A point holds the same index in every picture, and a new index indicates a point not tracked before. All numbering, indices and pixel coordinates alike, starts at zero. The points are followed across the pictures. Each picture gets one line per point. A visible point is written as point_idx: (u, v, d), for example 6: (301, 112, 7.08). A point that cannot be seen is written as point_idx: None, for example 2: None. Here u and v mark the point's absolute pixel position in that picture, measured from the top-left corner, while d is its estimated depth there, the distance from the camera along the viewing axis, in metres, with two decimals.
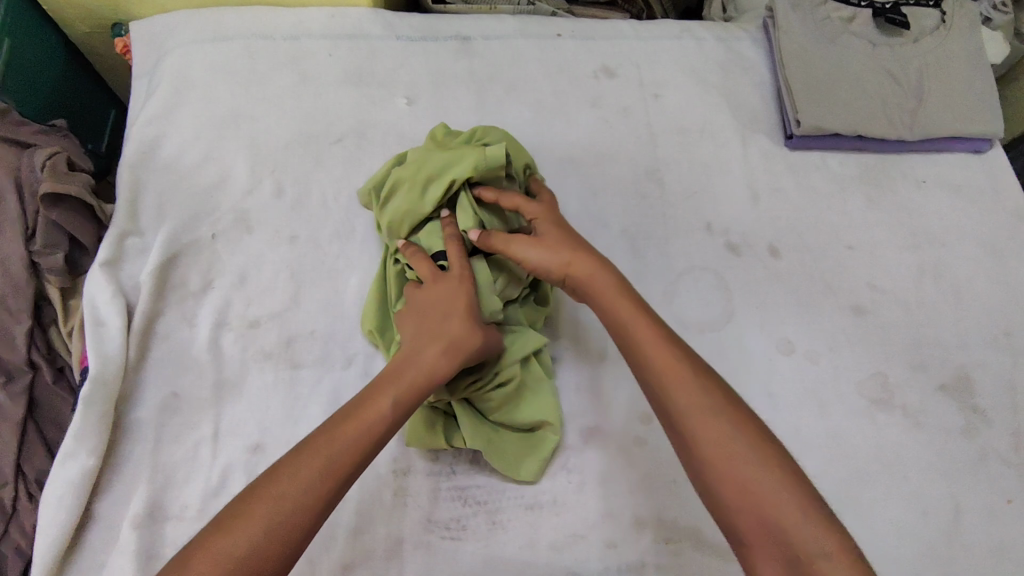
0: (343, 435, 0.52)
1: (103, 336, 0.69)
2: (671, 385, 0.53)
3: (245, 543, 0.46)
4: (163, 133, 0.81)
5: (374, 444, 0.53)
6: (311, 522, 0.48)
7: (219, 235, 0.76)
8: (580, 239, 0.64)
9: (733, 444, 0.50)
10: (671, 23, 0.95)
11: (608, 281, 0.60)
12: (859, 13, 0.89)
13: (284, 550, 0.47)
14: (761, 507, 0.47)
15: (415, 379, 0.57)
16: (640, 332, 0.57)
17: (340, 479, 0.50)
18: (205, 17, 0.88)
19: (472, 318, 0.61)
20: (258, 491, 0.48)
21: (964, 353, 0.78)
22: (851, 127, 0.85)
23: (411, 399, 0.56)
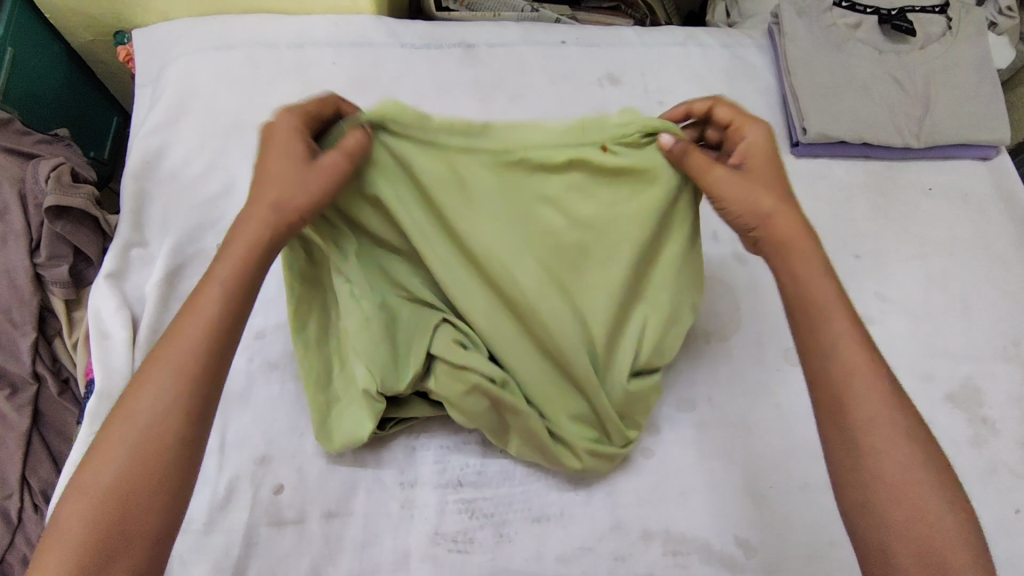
0: (183, 341, 0.49)
1: (108, 348, 0.69)
2: (852, 385, 0.51)
3: (109, 473, 0.45)
4: (167, 142, 0.81)
5: (215, 341, 0.50)
6: (176, 430, 0.47)
7: None
8: (788, 188, 0.60)
9: (893, 429, 0.50)
10: (675, 30, 0.94)
11: (805, 242, 0.57)
12: (864, 19, 0.89)
13: (159, 466, 0.46)
14: (909, 513, 0.47)
15: (242, 262, 0.53)
16: (830, 319, 0.54)
17: (192, 378, 0.48)
18: (208, 25, 0.88)
19: (280, 184, 0.54)
20: (111, 423, 0.47)
21: (971, 362, 0.78)
22: (858, 135, 0.84)
23: (243, 282, 0.52)
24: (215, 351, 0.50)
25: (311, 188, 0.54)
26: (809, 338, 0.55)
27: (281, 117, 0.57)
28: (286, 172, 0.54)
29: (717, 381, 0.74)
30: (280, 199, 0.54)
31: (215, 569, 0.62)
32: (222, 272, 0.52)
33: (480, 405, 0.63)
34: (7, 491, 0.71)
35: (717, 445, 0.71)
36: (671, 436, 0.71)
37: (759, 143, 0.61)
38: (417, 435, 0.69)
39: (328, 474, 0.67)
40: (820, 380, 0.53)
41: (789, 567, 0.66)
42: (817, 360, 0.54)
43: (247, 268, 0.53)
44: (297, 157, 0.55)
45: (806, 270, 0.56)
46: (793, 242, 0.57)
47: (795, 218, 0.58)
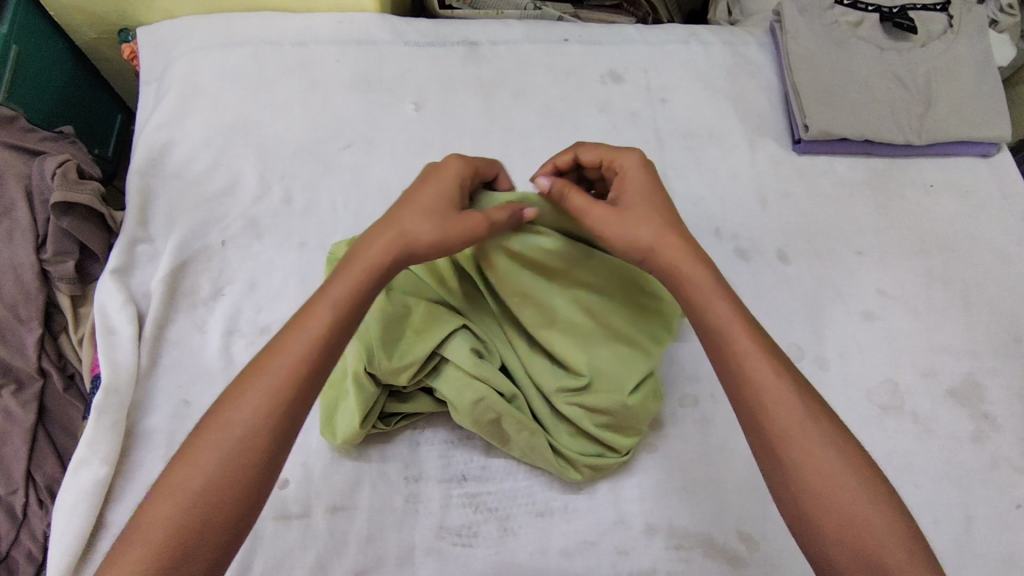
0: (293, 349, 0.50)
1: (114, 344, 0.69)
2: (769, 402, 0.50)
3: (203, 472, 0.45)
4: (171, 139, 0.81)
5: (322, 356, 0.50)
6: (266, 441, 0.47)
7: (228, 242, 0.77)
8: (670, 213, 0.58)
9: (814, 438, 0.49)
10: (678, 28, 0.95)
11: (690, 264, 0.55)
12: (866, 17, 0.89)
13: (250, 469, 0.46)
14: (854, 528, 0.46)
15: (359, 280, 0.53)
16: (732, 332, 0.53)
17: (291, 391, 0.48)
18: (213, 23, 0.88)
19: (421, 214, 0.55)
20: (209, 422, 0.48)
21: (972, 358, 0.78)
22: (860, 133, 0.85)
23: (356, 300, 0.52)
24: (318, 366, 0.50)
25: (460, 232, 0.55)
26: (719, 359, 0.53)
27: (450, 159, 0.59)
28: (427, 206, 0.55)
29: (720, 377, 0.74)
30: (407, 225, 0.54)
31: None
32: (337, 288, 0.52)
33: (484, 413, 0.63)
34: (12, 487, 0.72)
35: (719, 440, 0.71)
36: (675, 431, 0.71)
37: (636, 172, 0.60)
38: (421, 430, 0.70)
39: (333, 469, 0.67)
40: (740, 402, 0.52)
41: (791, 561, 0.66)
42: (734, 385, 0.52)
43: (365, 287, 0.53)
44: (451, 196, 0.56)
45: (704, 286, 0.55)
46: (676, 265, 0.56)
47: (677, 241, 0.56)
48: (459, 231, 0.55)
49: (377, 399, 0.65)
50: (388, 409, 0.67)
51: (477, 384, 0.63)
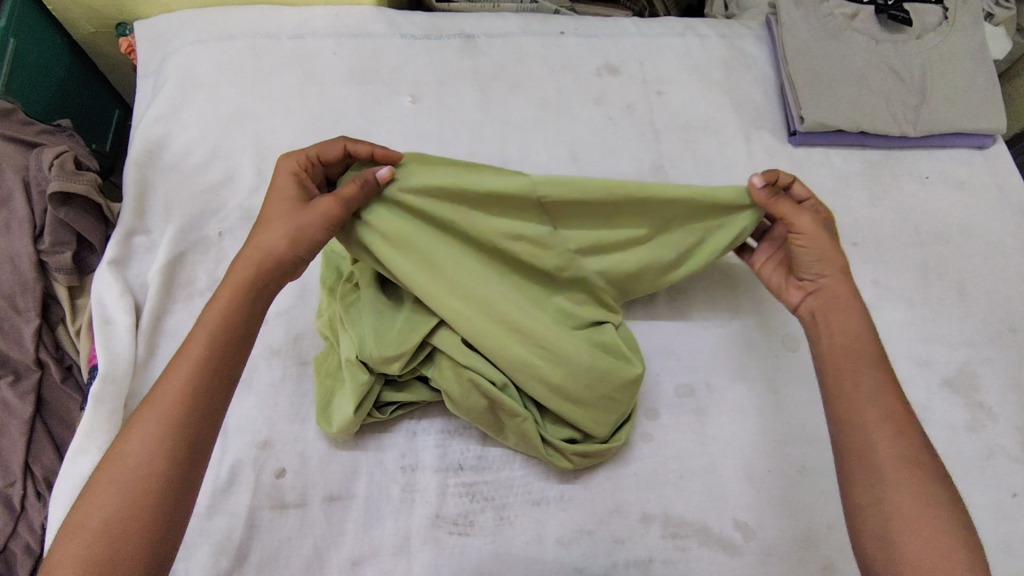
0: (174, 381, 0.50)
1: (111, 334, 0.69)
2: (882, 426, 0.53)
3: (106, 504, 0.45)
4: (169, 131, 0.82)
5: (207, 378, 0.51)
6: (165, 466, 0.47)
7: (225, 233, 0.77)
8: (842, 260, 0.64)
9: (914, 465, 0.51)
10: (674, 21, 0.95)
11: (854, 303, 0.61)
12: (862, 9, 0.88)
13: (153, 494, 0.46)
14: (920, 541, 0.48)
15: (231, 300, 0.55)
16: (859, 363, 0.57)
17: (182, 415, 0.49)
18: (210, 16, 0.89)
19: (269, 229, 0.58)
20: (107, 459, 0.48)
21: (968, 348, 0.78)
22: (855, 124, 0.85)
23: (228, 320, 0.54)
24: (208, 388, 0.51)
25: (311, 221, 0.58)
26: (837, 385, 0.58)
27: (280, 165, 0.61)
28: (277, 208, 0.59)
29: (716, 366, 0.75)
30: (261, 242, 0.57)
31: (218, 551, 0.63)
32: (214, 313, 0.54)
33: (476, 400, 0.64)
34: (10, 478, 0.72)
35: (715, 429, 0.71)
36: (670, 420, 0.72)
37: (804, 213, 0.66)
38: (418, 420, 0.70)
39: (330, 459, 0.67)
40: (849, 421, 0.55)
41: (787, 550, 0.66)
42: (843, 409, 0.56)
43: (240, 302, 0.55)
44: (289, 201, 0.59)
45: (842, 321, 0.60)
46: (830, 305, 0.62)
47: (846, 288, 0.62)
48: (311, 219, 0.58)
49: (373, 389, 0.65)
50: (384, 398, 0.67)
51: (467, 373, 0.63)
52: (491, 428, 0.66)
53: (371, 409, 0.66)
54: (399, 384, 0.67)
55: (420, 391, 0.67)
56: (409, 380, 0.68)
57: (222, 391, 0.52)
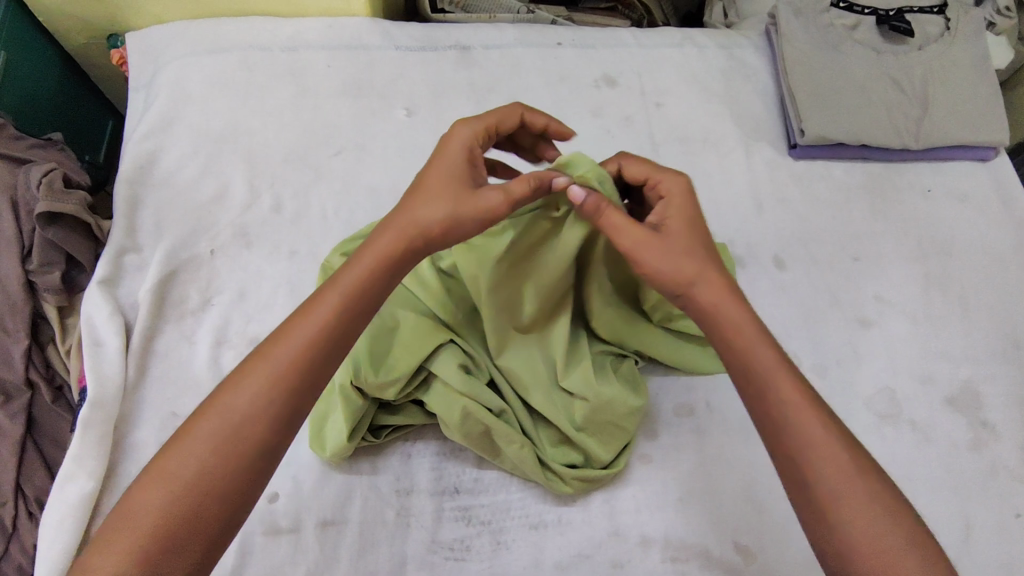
0: (293, 342, 0.48)
1: (101, 356, 0.68)
2: (803, 443, 0.47)
3: (199, 456, 0.44)
4: (160, 146, 0.81)
5: (326, 348, 0.48)
6: (267, 429, 0.46)
7: (217, 251, 0.76)
8: (712, 247, 0.55)
9: (852, 477, 0.46)
10: (672, 31, 0.94)
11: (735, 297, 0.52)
12: (862, 20, 0.87)
13: (246, 458, 0.45)
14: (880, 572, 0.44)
15: (368, 270, 0.50)
16: (764, 364, 0.50)
17: (297, 381, 0.47)
18: (202, 30, 0.88)
19: (438, 198, 0.52)
20: (211, 403, 0.46)
21: (970, 365, 0.77)
22: (856, 137, 0.84)
23: (362, 292, 0.50)
24: (323, 361, 0.48)
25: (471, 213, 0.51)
26: (760, 405, 0.50)
27: (460, 132, 0.55)
28: (440, 182, 0.52)
29: (716, 386, 0.74)
30: (418, 215, 0.51)
31: None
32: (347, 280, 0.50)
33: (470, 427, 0.63)
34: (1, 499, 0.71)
35: (715, 449, 0.71)
36: (669, 441, 0.71)
37: (685, 209, 0.56)
38: (413, 442, 0.69)
39: (323, 482, 0.66)
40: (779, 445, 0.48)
41: (788, 572, 0.65)
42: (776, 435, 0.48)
43: (375, 274, 0.50)
44: (462, 172, 0.53)
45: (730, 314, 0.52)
46: (713, 303, 0.52)
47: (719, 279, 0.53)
48: (475, 211, 0.51)
49: (366, 414, 0.65)
50: (377, 422, 0.66)
51: (460, 403, 0.62)
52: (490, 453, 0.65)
53: (364, 434, 0.66)
54: (393, 408, 0.67)
55: (414, 415, 0.67)
56: (404, 404, 0.67)
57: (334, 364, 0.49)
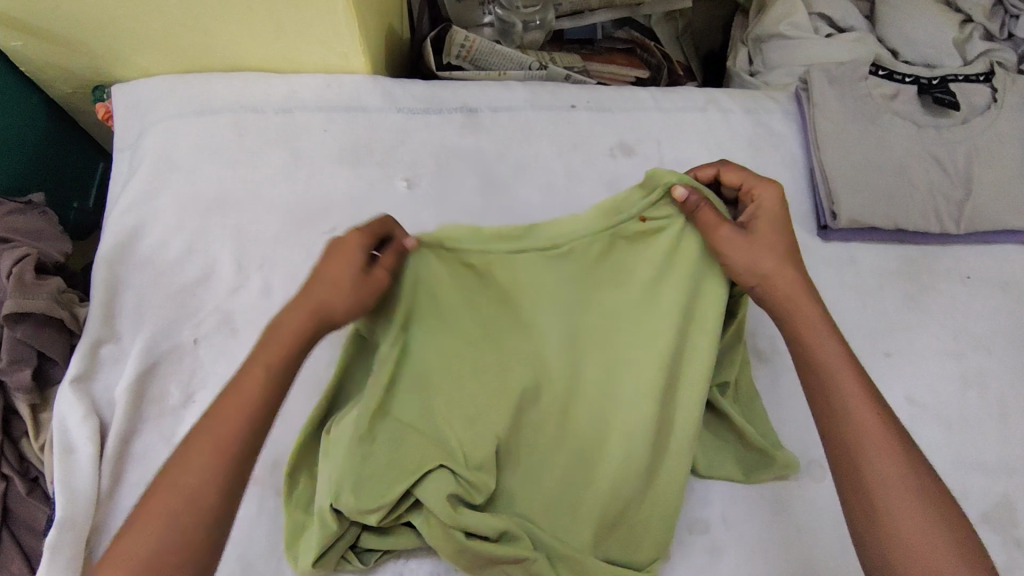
0: (214, 430, 0.51)
1: (71, 464, 0.63)
2: (862, 436, 0.53)
3: (144, 549, 0.46)
4: (143, 220, 0.76)
5: (250, 424, 0.52)
6: (205, 513, 0.48)
7: (200, 340, 0.71)
8: (793, 248, 0.61)
9: (900, 474, 0.51)
10: (695, 93, 0.87)
11: (805, 299, 0.58)
12: (902, 90, 0.80)
13: (193, 545, 0.47)
14: (921, 560, 0.48)
15: (285, 350, 0.55)
16: (834, 363, 0.56)
17: (229, 464, 0.50)
18: (192, 88, 0.83)
19: (335, 285, 0.56)
20: (149, 500, 0.49)
21: (1010, 478, 0.71)
22: (891, 220, 0.77)
23: (286, 377, 0.55)
24: (247, 440, 0.51)
25: (365, 292, 0.56)
26: (818, 385, 0.56)
27: (350, 233, 0.59)
28: (340, 277, 0.56)
29: (733, 499, 0.69)
30: (320, 302, 0.56)
31: None
32: (264, 355, 0.55)
33: (465, 556, 0.58)
34: None
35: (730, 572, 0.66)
36: (681, 562, 0.66)
37: (771, 215, 0.61)
38: (405, 561, 0.64)
39: None
40: (833, 432, 0.54)
41: None
42: (828, 413, 0.55)
43: (293, 352, 0.55)
44: (348, 260, 0.57)
45: (806, 317, 0.58)
46: (790, 304, 0.59)
47: (792, 280, 0.59)
48: (357, 289, 0.56)
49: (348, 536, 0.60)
50: (362, 544, 0.62)
51: (456, 530, 0.57)
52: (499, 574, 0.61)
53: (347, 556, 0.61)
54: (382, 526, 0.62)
55: (406, 536, 0.62)
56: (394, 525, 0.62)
57: (260, 439, 0.52)
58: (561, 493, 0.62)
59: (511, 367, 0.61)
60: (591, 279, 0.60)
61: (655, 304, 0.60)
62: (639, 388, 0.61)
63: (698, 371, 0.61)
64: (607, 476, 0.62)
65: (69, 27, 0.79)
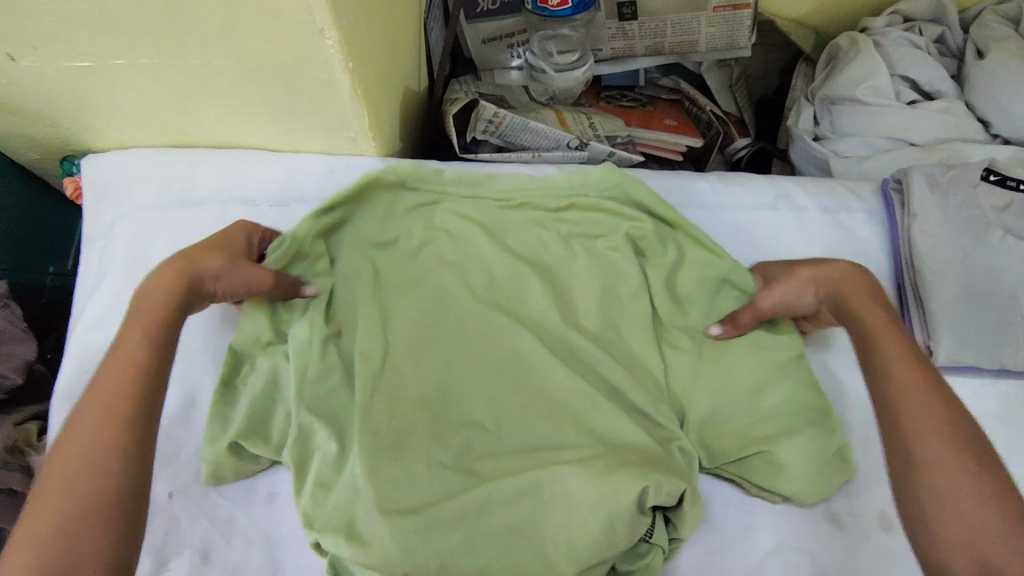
0: (110, 381, 0.48)
1: None
2: (905, 391, 0.50)
3: (56, 509, 0.42)
4: (113, 338, 0.65)
5: (144, 374, 0.49)
6: (119, 449, 0.45)
7: (177, 493, 0.59)
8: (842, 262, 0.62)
9: (944, 425, 0.48)
10: (763, 184, 0.74)
11: (862, 285, 0.58)
12: (1017, 198, 0.68)
13: (108, 492, 0.44)
14: (959, 510, 0.45)
15: (160, 312, 0.53)
16: (882, 334, 0.54)
17: (130, 408, 0.47)
18: (172, 170, 0.71)
19: (211, 255, 0.57)
20: (51, 463, 0.45)
21: None
22: (997, 361, 0.65)
23: (167, 328, 0.52)
24: (148, 389, 0.49)
25: (241, 274, 0.57)
26: (863, 350, 0.55)
27: (236, 224, 0.63)
28: (220, 241, 0.59)
29: None
30: (202, 273, 0.56)
31: None
32: (141, 320, 0.52)
33: None
34: None
35: None
36: None
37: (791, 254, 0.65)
38: None
39: None
40: (880, 394, 0.52)
41: None
42: (871, 377, 0.53)
43: (168, 308, 0.53)
44: (234, 246, 0.59)
45: (852, 293, 0.58)
46: (841, 288, 0.59)
47: (842, 272, 0.60)
48: (234, 270, 0.57)
49: None
50: None
51: None
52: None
53: None
54: None
55: None
56: None
57: (159, 389, 0.50)
58: (515, 414, 0.58)
59: (447, 288, 0.64)
60: (527, 214, 0.68)
61: (592, 242, 0.67)
62: (579, 306, 0.64)
63: (640, 299, 0.64)
64: (551, 387, 0.60)
65: (28, 101, 0.66)
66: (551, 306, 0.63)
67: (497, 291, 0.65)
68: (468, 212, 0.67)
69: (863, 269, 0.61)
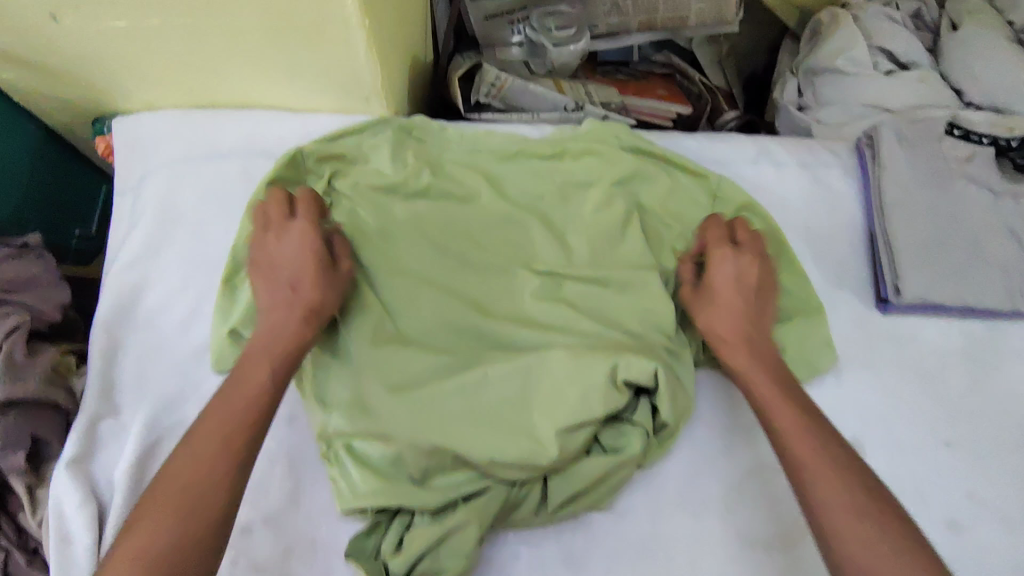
0: (228, 409, 0.54)
1: (70, 558, 0.58)
2: (790, 430, 0.55)
3: (168, 524, 0.48)
4: (145, 279, 0.70)
5: (261, 407, 0.55)
6: (227, 476, 0.51)
7: None
8: (749, 299, 0.63)
9: (829, 460, 0.53)
10: (746, 141, 0.80)
11: (740, 338, 0.62)
12: (979, 150, 0.75)
13: (208, 518, 0.49)
14: (852, 534, 0.49)
15: (274, 344, 0.58)
16: (759, 380, 0.59)
17: (244, 439, 0.53)
18: (197, 127, 0.76)
19: (286, 288, 0.60)
20: (166, 477, 0.50)
21: None
22: (959, 298, 0.70)
23: (273, 364, 0.57)
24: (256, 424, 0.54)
25: (312, 301, 0.60)
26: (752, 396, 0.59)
27: (276, 201, 0.64)
28: (311, 275, 0.61)
29: None
30: (285, 305, 0.60)
31: None
32: (257, 349, 0.58)
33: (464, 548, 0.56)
34: None
35: None
36: None
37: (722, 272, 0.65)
38: None
39: None
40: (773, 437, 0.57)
41: None
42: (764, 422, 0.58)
43: (271, 347, 0.58)
44: (305, 260, 0.61)
45: (751, 339, 0.62)
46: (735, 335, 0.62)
47: (730, 323, 0.62)
48: (306, 293, 0.60)
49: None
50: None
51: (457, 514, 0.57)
52: (478, 517, 0.57)
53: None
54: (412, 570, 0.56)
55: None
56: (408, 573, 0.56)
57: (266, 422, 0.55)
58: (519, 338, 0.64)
59: (456, 226, 0.70)
60: (528, 162, 0.74)
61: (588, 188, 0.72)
62: (577, 245, 0.70)
63: (632, 240, 0.70)
64: (551, 317, 0.66)
65: (66, 62, 0.72)
66: (552, 245, 0.70)
67: (502, 231, 0.71)
68: (476, 161, 0.74)
69: (748, 307, 0.63)
